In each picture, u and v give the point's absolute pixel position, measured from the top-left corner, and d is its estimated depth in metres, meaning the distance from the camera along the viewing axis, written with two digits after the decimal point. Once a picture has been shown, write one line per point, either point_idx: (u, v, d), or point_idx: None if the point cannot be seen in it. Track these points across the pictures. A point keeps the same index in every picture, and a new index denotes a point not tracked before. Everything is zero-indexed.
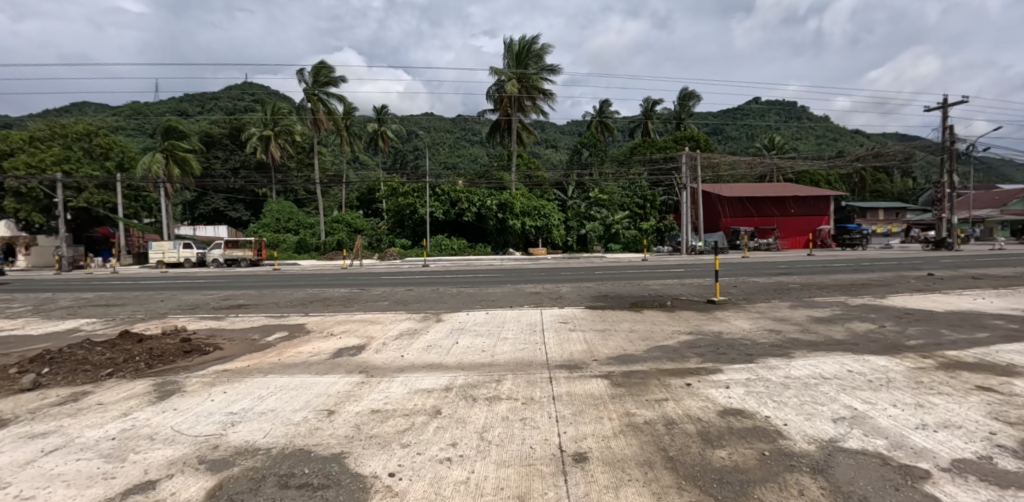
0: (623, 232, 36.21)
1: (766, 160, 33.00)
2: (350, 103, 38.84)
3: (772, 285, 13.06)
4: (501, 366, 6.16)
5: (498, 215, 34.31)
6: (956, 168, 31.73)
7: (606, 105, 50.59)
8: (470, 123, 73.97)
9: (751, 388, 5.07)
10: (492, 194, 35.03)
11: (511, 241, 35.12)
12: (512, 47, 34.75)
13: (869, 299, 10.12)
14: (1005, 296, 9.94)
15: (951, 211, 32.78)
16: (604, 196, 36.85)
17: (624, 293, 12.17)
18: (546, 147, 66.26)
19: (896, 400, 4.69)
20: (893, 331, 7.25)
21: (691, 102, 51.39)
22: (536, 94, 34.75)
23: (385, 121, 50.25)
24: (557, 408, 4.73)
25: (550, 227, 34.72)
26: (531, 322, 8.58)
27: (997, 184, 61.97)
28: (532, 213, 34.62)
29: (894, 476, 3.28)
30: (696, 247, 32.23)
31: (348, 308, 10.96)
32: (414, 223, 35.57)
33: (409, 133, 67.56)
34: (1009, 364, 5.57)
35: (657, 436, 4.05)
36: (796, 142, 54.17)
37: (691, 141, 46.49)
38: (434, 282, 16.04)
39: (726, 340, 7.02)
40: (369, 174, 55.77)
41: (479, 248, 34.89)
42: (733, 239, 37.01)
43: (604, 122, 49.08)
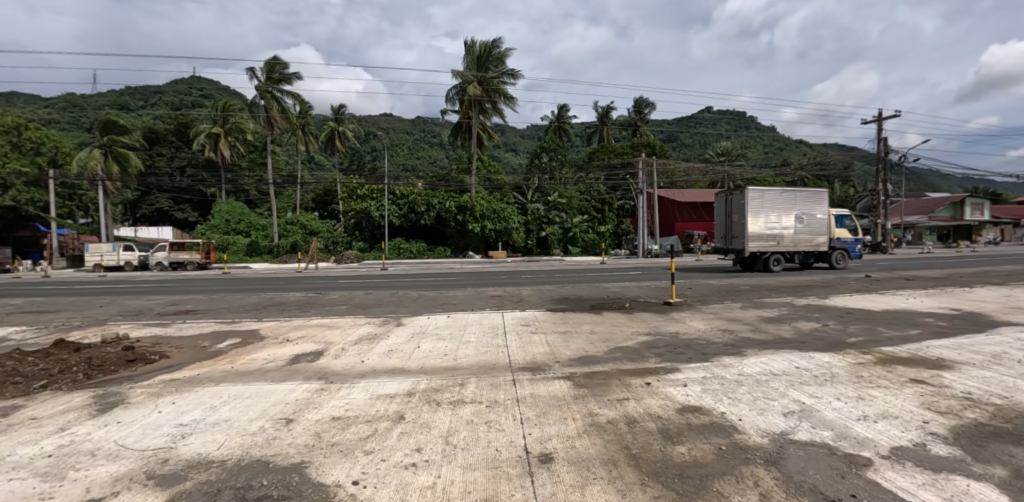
0: (581, 236, 36.95)
1: (718, 167, 34.40)
2: (304, 101, 37.55)
3: (724, 288, 13.55)
4: (465, 369, 6.14)
5: (458, 217, 33.98)
6: (889, 177, 34.11)
7: (565, 110, 51.37)
8: (431, 125, 73.15)
9: (707, 386, 5.27)
10: (452, 196, 34.66)
11: (471, 244, 35.07)
12: (473, 49, 34.52)
13: (813, 299, 10.78)
14: (933, 296, 10.84)
15: (884, 217, 35.23)
16: (563, 200, 37.01)
17: (586, 296, 12.29)
18: (506, 151, 66.63)
19: (839, 393, 5.01)
20: (835, 330, 7.74)
21: (646, 109, 53.09)
22: (497, 96, 34.81)
23: (343, 121, 48.87)
24: (521, 410, 4.78)
25: (509, 230, 34.75)
26: (492, 325, 8.58)
27: (924, 193, 67.54)
28: (492, 216, 34.37)
29: (840, 465, 3.55)
30: (652, 250, 33.17)
31: (306, 312, 10.59)
32: (373, 225, 34.78)
33: (366, 134, 65.92)
34: (938, 359, 6.08)
35: (620, 435, 4.16)
36: (746, 150, 56.99)
37: (648, 147, 47.85)
38: (394, 285, 15.70)
39: (682, 340, 7.26)
40: (325, 176, 54.08)
41: (439, 252, 34.52)
42: (687, 242, 38.22)
43: (562, 127, 49.82)
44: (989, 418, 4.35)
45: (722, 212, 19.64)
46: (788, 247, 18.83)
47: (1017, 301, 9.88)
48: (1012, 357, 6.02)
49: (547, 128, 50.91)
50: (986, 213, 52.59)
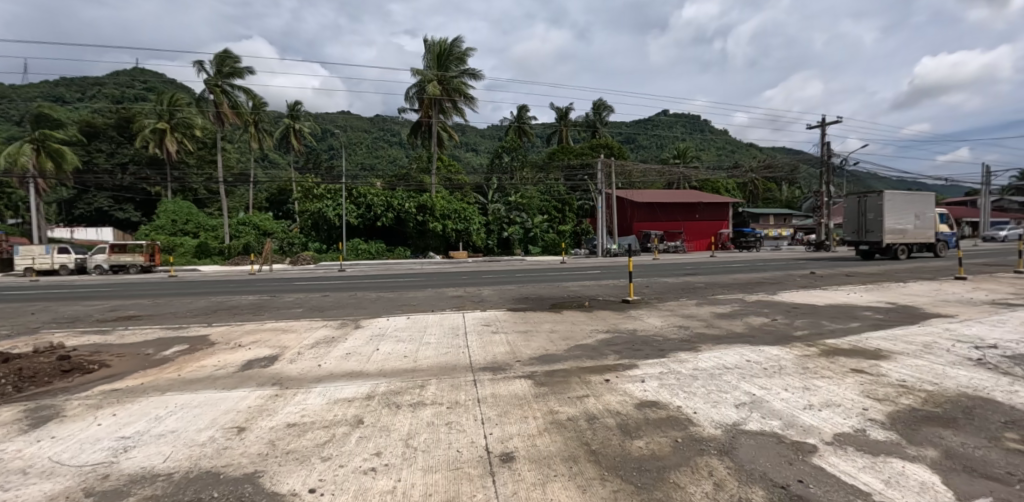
0: (542, 236, 37.34)
1: (673, 169, 35.54)
2: (257, 96, 36.13)
3: (680, 285, 14.00)
4: (425, 371, 6.07)
5: (418, 217, 33.53)
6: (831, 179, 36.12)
7: (524, 110, 51.84)
8: (391, 124, 72.09)
9: (664, 381, 5.43)
10: (412, 197, 34.21)
11: (431, 244, 34.53)
12: (433, 47, 34.18)
13: (762, 295, 11.32)
14: (869, 290, 11.62)
15: (827, 217, 37.36)
16: (523, 200, 37.25)
17: (546, 295, 12.40)
18: (467, 151, 66.55)
19: (786, 384, 5.27)
20: (782, 324, 8.15)
21: (605, 111, 54.17)
22: (457, 96, 34.60)
23: (299, 118, 47.42)
24: (482, 410, 4.76)
25: (470, 231, 34.45)
26: (452, 326, 8.53)
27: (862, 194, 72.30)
28: (453, 216, 34.06)
29: (788, 452, 3.74)
30: (611, 250, 33.98)
31: (258, 316, 10.18)
32: (330, 227, 33.77)
33: (323, 131, 64.15)
34: (876, 349, 6.51)
35: (580, 431, 4.22)
36: (700, 152, 59.29)
37: (606, 149, 48.89)
38: (351, 287, 15.33)
39: (639, 337, 7.45)
40: (280, 175, 52.20)
41: (398, 252, 33.85)
42: (645, 242, 39.15)
43: (522, 128, 50.25)
44: (920, 403, 4.70)
45: (855, 212, 23.62)
46: (911, 240, 23.03)
47: (942, 294, 10.72)
48: (940, 346, 6.53)
49: (507, 128, 51.25)
50: None
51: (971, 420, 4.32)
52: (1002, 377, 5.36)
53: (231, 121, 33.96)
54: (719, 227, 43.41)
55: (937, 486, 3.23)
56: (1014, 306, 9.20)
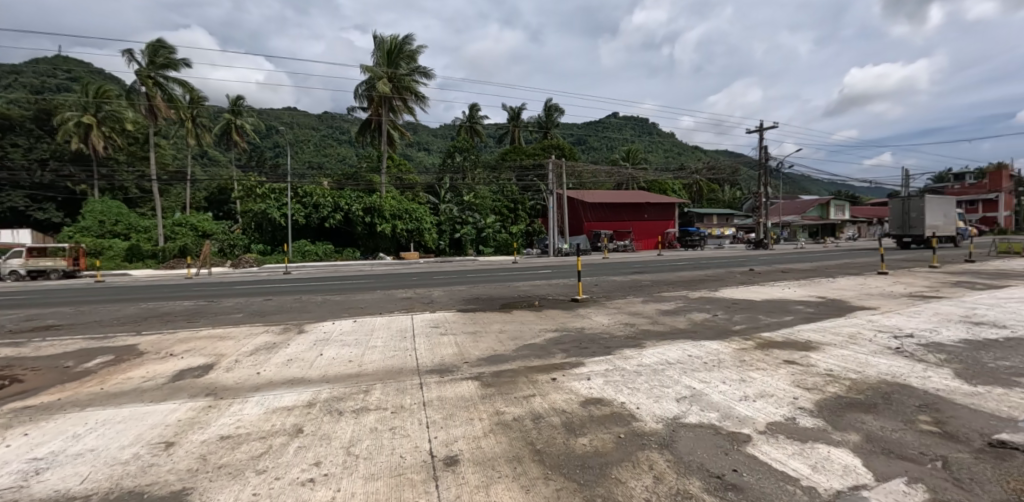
0: (494, 236, 37.26)
1: (622, 169, 36.43)
2: (195, 90, 34.16)
3: (627, 283, 14.35)
4: (370, 375, 5.88)
5: (366, 219, 32.60)
6: (769, 181, 38.32)
7: (476, 110, 51.76)
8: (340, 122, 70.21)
9: (609, 378, 5.51)
10: (361, 197, 33.33)
11: (382, 245, 33.77)
12: (383, 45, 33.56)
13: (704, 292, 11.78)
14: (801, 285, 12.37)
15: (765, 217, 39.50)
16: (476, 200, 37.23)
17: (496, 295, 12.38)
18: (419, 150, 65.77)
19: (724, 377, 5.47)
20: (723, 319, 8.51)
21: (555, 113, 54.69)
22: (407, 95, 34.10)
23: (241, 113, 45.30)
24: (427, 413, 4.66)
25: (422, 231, 33.97)
26: (400, 328, 8.34)
27: (796, 195, 77.22)
28: (404, 216, 33.41)
29: (724, 443, 3.87)
30: (562, 249, 34.64)
31: (193, 323, 9.58)
32: (274, 227, 32.32)
33: (268, 128, 61.50)
34: (806, 340, 6.91)
35: (525, 431, 4.20)
36: (648, 154, 61.36)
37: (557, 149, 49.62)
38: (293, 290, 14.75)
39: (587, 335, 7.55)
40: (221, 173, 49.53)
41: (347, 253, 32.91)
42: (596, 241, 39.92)
43: (474, 127, 50.26)
44: (844, 391, 5.00)
45: (899, 211, 29.77)
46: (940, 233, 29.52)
47: (865, 288, 11.56)
48: (862, 337, 7.01)
49: (458, 128, 51.01)
50: (846, 213, 61.01)
51: (889, 405, 4.64)
52: (916, 364, 5.81)
53: (165, 116, 31.94)
54: (666, 227, 44.90)
55: (859, 469, 3.43)
56: (925, 298, 10.04)
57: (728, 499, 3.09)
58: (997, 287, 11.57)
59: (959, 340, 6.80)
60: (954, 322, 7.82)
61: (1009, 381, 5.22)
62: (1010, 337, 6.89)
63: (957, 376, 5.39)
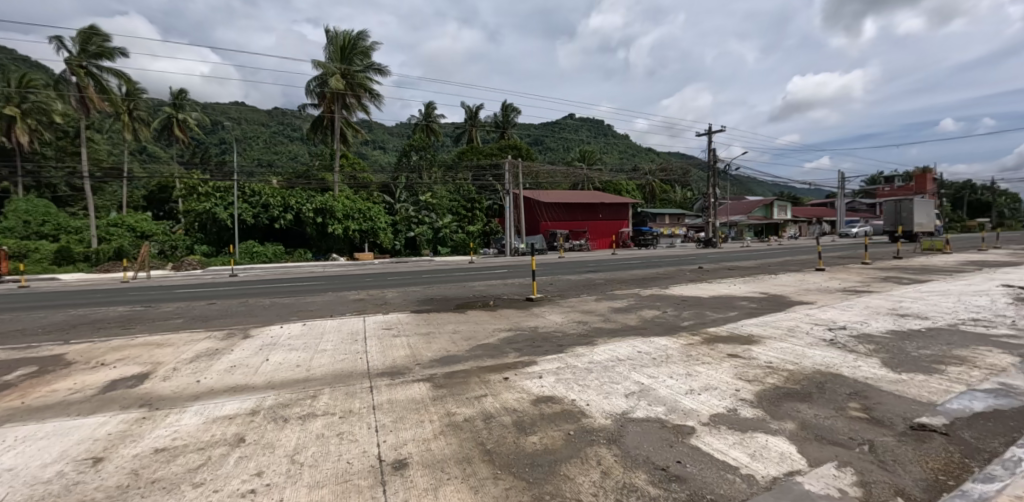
0: (451, 236, 37.06)
1: (577, 170, 36.97)
2: (133, 81, 32.13)
3: (580, 282, 14.61)
4: (318, 380, 5.71)
5: (317, 220, 31.59)
6: (717, 183, 40.03)
7: (432, 109, 51.24)
8: (292, 119, 67.89)
9: (561, 375, 5.59)
10: (312, 197, 32.20)
11: (336, 246, 32.91)
12: (335, 40, 32.77)
13: (655, 289, 12.16)
14: (745, 282, 12.99)
15: (714, 217, 41.22)
16: (433, 199, 36.95)
17: (452, 295, 12.31)
18: (374, 149, 64.53)
19: (671, 372, 5.66)
20: (671, 315, 8.80)
21: (512, 112, 54.84)
22: (361, 92, 33.36)
23: (184, 108, 43.06)
24: (377, 417, 4.57)
25: (376, 230, 33.41)
26: (351, 331, 8.14)
27: (744, 195, 81.10)
28: (356, 216, 32.85)
29: (669, 436, 4.00)
30: (518, 249, 35.10)
31: (128, 329, 8.99)
32: (220, 227, 30.85)
33: (213, 123, 58.45)
34: (747, 335, 7.25)
35: (476, 431, 4.19)
36: (604, 154, 62.76)
37: (514, 149, 49.95)
38: (239, 293, 14.12)
39: (540, 334, 7.62)
40: (161, 170, 46.64)
41: (298, 254, 31.85)
42: (551, 241, 40.35)
43: (430, 127, 49.75)
44: (782, 381, 5.29)
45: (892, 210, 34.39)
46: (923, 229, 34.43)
47: (803, 284, 12.27)
48: (800, 330, 7.43)
49: (414, 126, 50.43)
50: (788, 213, 64.57)
51: (822, 393, 4.93)
52: (848, 355, 6.21)
53: (98, 108, 29.83)
54: (620, 226, 46.11)
55: (793, 455, 3.63)
56: (856, 292, 10.77)
57: (672, 490, 3.19)
58: (918, 281, 12.57)
59: (885, 331, 7.33)
60: (882, 314, 8.42)
61: (928, 367, 5.67)
62: (930, 327, 7.49)
63: (884, 365, 5.80)
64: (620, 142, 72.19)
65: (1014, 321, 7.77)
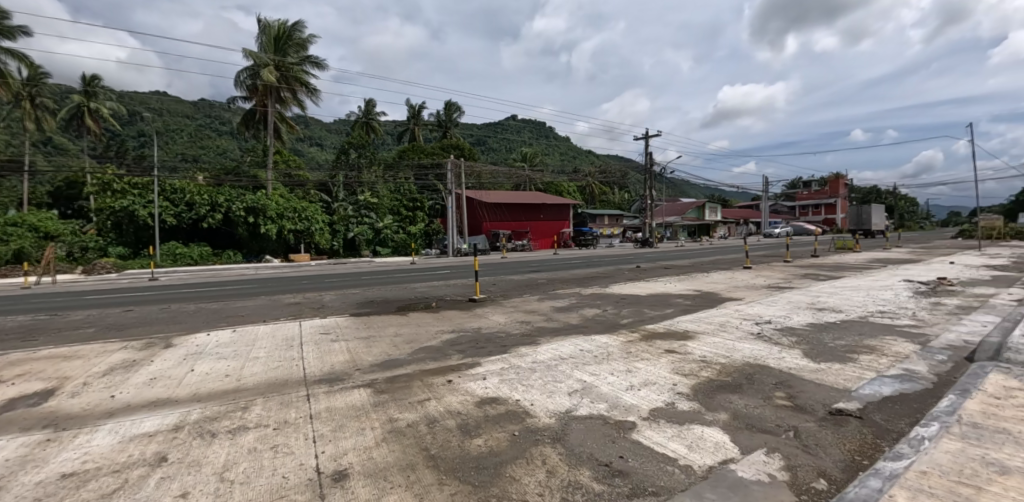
0: (392, 236, 36.09)
1: (519, 171, 37.36)
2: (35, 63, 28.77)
3: (524, 282, 14.77)
4: (250, 390, 5.37)
5: (248, 220, 29.76)
6: (654, 185, 41.92)
7: (372, 106, 49.97)
8: (221, 112, 63.71)
9: (504, 376, 5.60)
10: (243, 195, 30.30)
11: (269, 247, 31.26)
12: (268, 30, 31.19)
13: (596, 288, 12.53)
14: (679, 280, 13.68)
15: (651, 218, 43.23)
16: (373, 199, 36.13)
17: (393, 297, 12.04)
18: (310, 145, 61.94)
19: (613, 369, 5.84)
20: (612, 313, 9.09)
21: (456, 111, 54.72)
22: (297, 86, 31.89)
23: (96, 96, 39.20)
24: (314, 427, 4.36)
25: (313, 231, 32.14)
26: (285, 337, 7.73)
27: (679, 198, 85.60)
28: (291, 215, 31.21)
29: (611, 432, 4.10)
30: (461, 250, 34.88)
31: (28, 342, 8.01)
32: (138, 227, 28.40)
33: (129, 113, 53.47)
34: (683, 330, 7.62)
35: (419, 437, 4.10)
36: (546, 156, 64.07)
37: (456, 149, 49.84)
38: (159, 298, 13.01)
39: (483, 335, 7.61)
40: (68, 163, 42.11)
41: (227, 256, 29.88)
42: (494, 241, 40.67)
43: (369, 124, 48.68)
44: (715, 374, 5.59)
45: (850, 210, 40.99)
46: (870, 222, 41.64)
47: (732, 281, 13.09)
48: (731, 325, 7.90)
49: (353, 123, 49.12)
50: (718, 214, 68.80)
51: (751, 384, 5.27)
52: (773, 347, 6.68)
53: None
54: (561, 226, 47.25)
55: (727, 444, 3.84)
56: (779, 289, 11.63)
57: (615, 485, 3.28)
58: (831, 278, 13.77)
59: (805, 324, 7.95)
60: (803, 309, 9.13)
61: (843, 356, 6.22)
62: (844, 320, 8.21)
63: (805, 355, 6.29)
64: (563, 145, 73.81)
65: (913, 313, 8.69)
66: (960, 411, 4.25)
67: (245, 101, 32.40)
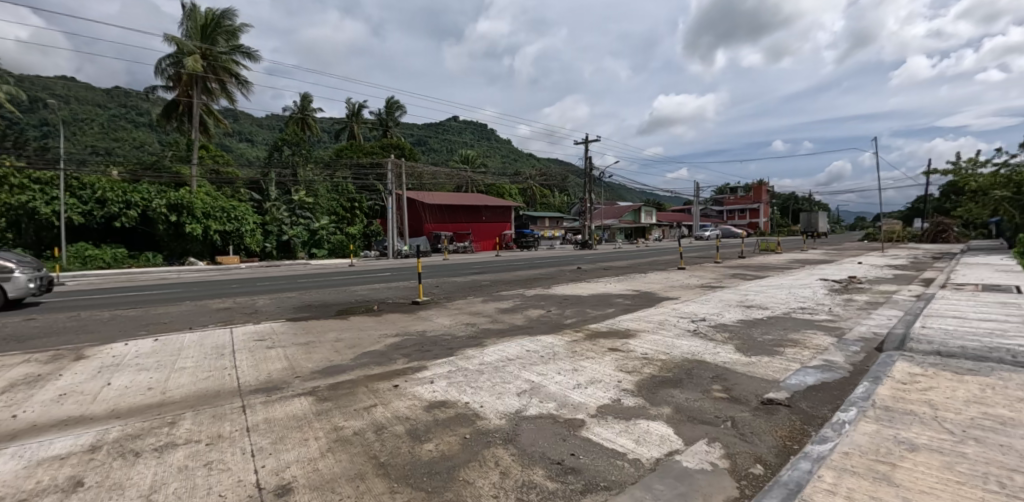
0: (328, 237, 34.71)
1: (460, 172, 37.18)
2: None
3: (467, 284, 14.73)
4: (177, 403, 4.98)
5: (170, 218, 27.57)
6: (593, 189, 43.23)
7: (308, 101, 48.20)
8: (136, 101, 58.35)
9: (452, 379, 5.57)
10: (163, 193, 27.97)
11: (192, 248, 29.06)
12: (192, 15, 29.11)
13: (539, 289, 12.73)
14: (617, 280, 14.20)
15: (590, 220, 44.56)
16: (309, 198, 34.71)
17: (333, 301, 11.57)
18: (240, 141, 58.36)
19: (560, 368, 5.96)
20: (556, 314, 9.27)
21: (396, 110, 54.00)
22: (226, 76, 29.98)
23: None
24: (252, 440, 4.11)
25: (242, 233, 30.18)
26: (215, 345, 7.23)
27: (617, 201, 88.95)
28: (218, 215, 29.13)
29: (562, 430, 4.19)
30: (401, 251, 34.18)
31: None
32: (39, 226, 25.48)
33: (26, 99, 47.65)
34: (624, 329, 7.92)
35: (367, 444, 3.99)
36: (488, 158, 64.39)
37: (397, 149, 48.94)
38: (60, 306, 11.67)
39: (429, 338, 7.51)
40: None
41: (145, 259, 27.40)
42: (436, 243, 40.34)
43: (305, 120, 46.75)
44: (657, 370, 5.86)
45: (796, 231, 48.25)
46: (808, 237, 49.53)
47: (667, 281, 13.77)
48: (669, 323, 8.31)
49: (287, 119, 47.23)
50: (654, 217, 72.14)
51: (691, 378, 5.57)
52: (709, 343, 7.09)
53: None
54: (502, 229, 47.45)
55: (671, 436, 4.05)
56: (711, 288, 12.37)
57: (568, 482, 3.36)
58: (756, 277, 14.82)
59: (736, 321, 8.51)
60: (732, 306, 9.77)
61: (771, 350, 6.72)
62: (769, 316, 8.87)
63: (738, 350, 6.74)
64: (505, 147, 74.42)
65: (829, 308, 9.54)
66: (873, 396, 4.72)
67: (167, 91, 30.05)
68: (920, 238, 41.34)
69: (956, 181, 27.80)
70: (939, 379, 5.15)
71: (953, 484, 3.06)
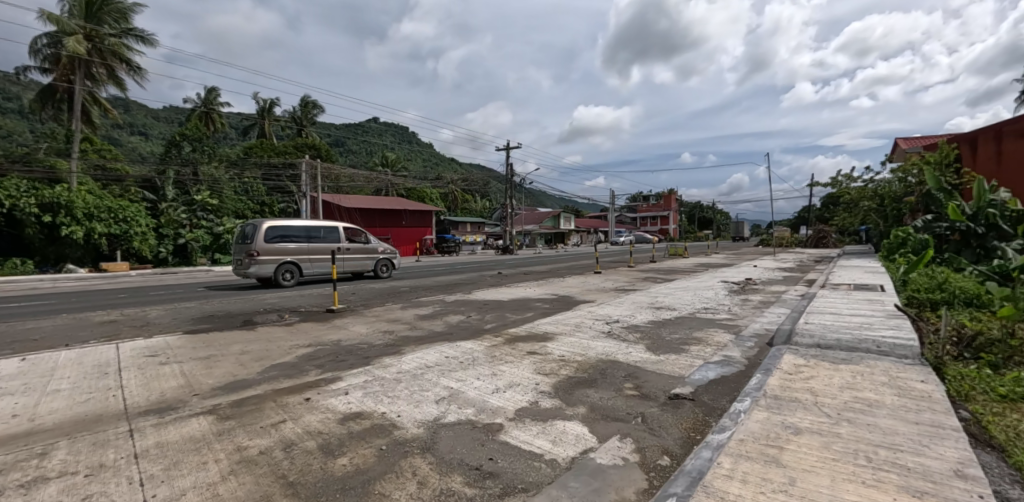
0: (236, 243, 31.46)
1: (380, 175, 35.85)
2: None
3: (385, 290, 14.31)
4: (47, 432, 4.34)
5: (42, 220, 23.96)
6: (515, 194, 43.87)
7: (215, 95, 44.89)
8: None
9: (369, 389, 5.38)
10: (36, 189, 24.38)
11: (71, 253, 25.61)
12: None
13: (460, 295, 12.69)
14: (536, 285, 14.53)
15: (512, 226, 45.29)
16: (214, 200, 31.47)
17: (239, 311, 10.73)
18: (131, 134, 52.32)
19: (479, 373, 5.97)
20: (476, 319, 9.29)
21: (314, 109, 51.71)
22: (114, 62, 26.89)
23: None
24: (142, 468, 3.70)
25: (132, 236, 26.94)
26: (97, 363, 6.41)
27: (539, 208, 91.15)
28: (105, 216, 25.97)
29: (480, 435, 4.19)
30: None
31: None
32: None
33: None
34: (542, 332, 8.11)
35: (275, 463, 3.74)
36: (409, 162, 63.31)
37: (314, 149, 46.66)
38: None
39: (344, 347, 7.21)
40: None
41: (8, 266, 23.50)
42: None
43: (209, 115, 43.41)
44: (573, 371, 6.06)
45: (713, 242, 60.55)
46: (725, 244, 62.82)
47: (582, 285, 14.29)
48: (585, 325, 8.63)
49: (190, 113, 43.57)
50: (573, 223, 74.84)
51: (605, 378, 5.82)
52: (621, 343, 7.46)
53: None
54: (423, 234, 46.69)
55: (586, 435, 4.20)
56: (624, 291, 13.01)
57: (487, 487, 3.36)
58: (665, 280, 15.81)
59: (647, 322, 9.03)
60: (643, 308, 10.35)
61: (677, 348, 7.20)
62: (676, 316, 9.50)
63: (648, 349, 7.16)
64: (426, 150, 73.52)
65: (728, 308, 10.43)
66: (764, 387, 5.22)
67: (41, 74, 26.42)
68: (804, 244, 46.50)
69: (833, 193, 31.50)
70: (819, 368, 5.81)
71: (829, 461, 3.46)
